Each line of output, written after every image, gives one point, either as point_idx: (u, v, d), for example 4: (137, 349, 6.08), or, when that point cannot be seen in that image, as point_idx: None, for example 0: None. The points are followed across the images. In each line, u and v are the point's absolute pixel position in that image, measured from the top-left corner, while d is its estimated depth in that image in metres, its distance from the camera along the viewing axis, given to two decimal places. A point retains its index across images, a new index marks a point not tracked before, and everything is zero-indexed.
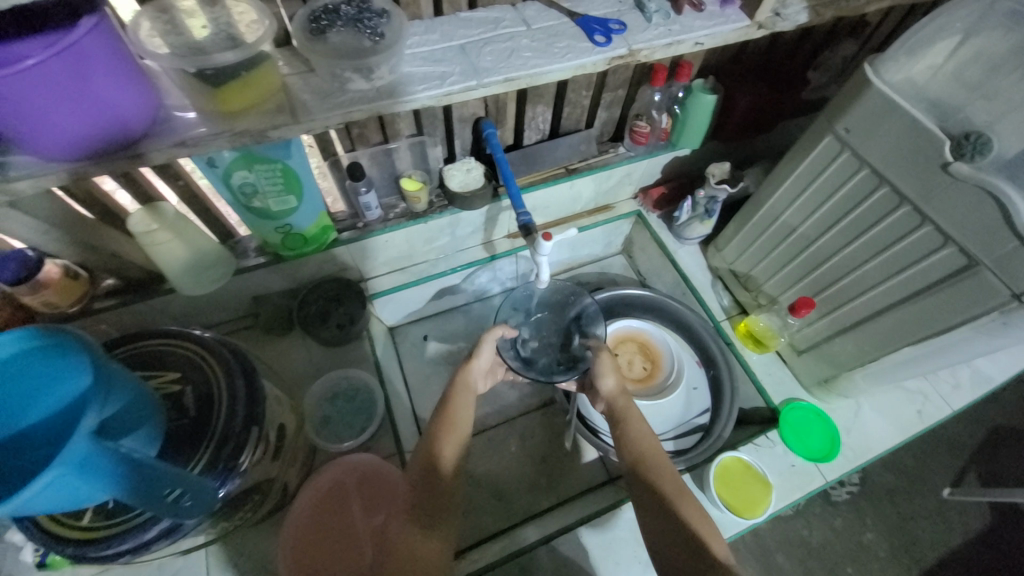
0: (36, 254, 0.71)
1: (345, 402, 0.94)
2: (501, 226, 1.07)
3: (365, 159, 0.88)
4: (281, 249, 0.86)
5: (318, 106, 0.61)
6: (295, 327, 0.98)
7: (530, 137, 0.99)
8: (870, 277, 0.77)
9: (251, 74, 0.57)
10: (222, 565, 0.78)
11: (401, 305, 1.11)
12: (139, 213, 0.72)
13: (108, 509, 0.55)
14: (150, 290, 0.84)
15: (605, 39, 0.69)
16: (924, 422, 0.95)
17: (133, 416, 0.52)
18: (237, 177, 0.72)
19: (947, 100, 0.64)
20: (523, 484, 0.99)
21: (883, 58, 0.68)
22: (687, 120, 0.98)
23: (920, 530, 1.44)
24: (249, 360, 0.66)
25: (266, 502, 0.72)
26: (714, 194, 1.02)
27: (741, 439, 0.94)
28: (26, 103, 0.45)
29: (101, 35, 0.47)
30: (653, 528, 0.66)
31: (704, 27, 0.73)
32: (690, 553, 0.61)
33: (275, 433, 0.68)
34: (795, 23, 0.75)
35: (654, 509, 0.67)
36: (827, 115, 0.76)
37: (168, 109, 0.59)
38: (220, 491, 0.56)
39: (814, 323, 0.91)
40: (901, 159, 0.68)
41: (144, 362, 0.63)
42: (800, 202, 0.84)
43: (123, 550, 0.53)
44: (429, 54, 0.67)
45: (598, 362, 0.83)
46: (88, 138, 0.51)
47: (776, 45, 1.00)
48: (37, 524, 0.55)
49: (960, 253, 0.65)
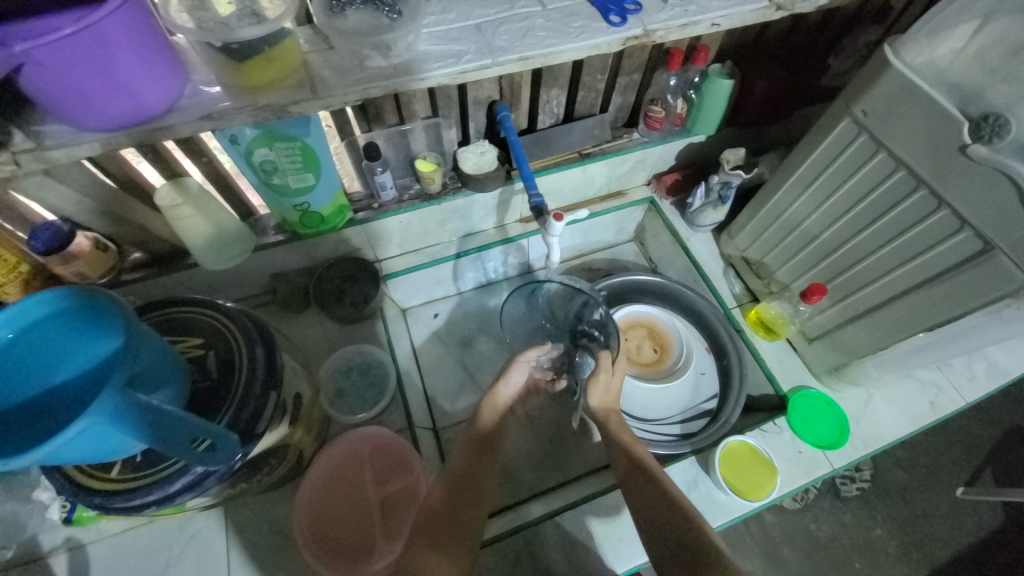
0: (68, 226, 0.75)
1: (358, 377, 0.97)
2: (513, 210, 1.08)
3: (381, 140, 0.89)
4: (298, 227, 0.89)
5: (337, 82, 0.63)
6: (311, 305, 1.01)
7: (544, 121, 0.99)
8: (885, 263, 0.77)
9: (274, 50, 0.59)
10: (239, 528, 0.81)
11: (414, 286, 1.13)
12: (165, 188, 0.76)
13: (135, 462, 0.58)
14: (175, 264, 0.87)
15: (620, 19, 0.70)
16: (937, 413, 0.94)
17: (161, 374, 0.54)
18: (258, 154, 0.74)
19: (969, 82, 0.63)
20: (530, 464, 1.01)
21: (903, 39, 0.67)
22: (702, 106, 0.98)
23: (932, 528, 1.43)
24: (269, 330, 0.68)
25: (282, 467, 0.75)
26: (728, 179, 1.01)
27: (748, 425, 0.95)
28: (62, 72, 0.47)
29: (133, 10, 0.49)
30: (646, 522, 0.68)
31: (720, 8, 0.73)
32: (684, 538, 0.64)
33: (291, 400, 0.71)
34: (815, 5, 0.75)
35: (648, 497, 0.70)
36: (844, 98, 0.75)
37: (195, 84, 0.61)
38: (240, 452, 0.59)
39: (825, 310, 0.90)
40: (919, 143, 0.67)
41: (172, 328, 0.66)
42: (814, 188, 0.83)
43: (149, 501, 0.56)
44: (446, 32, 0.68)
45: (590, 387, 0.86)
46: (119, 109, 0.54)
47: (796, 29, 0.98)
48: (68, 475, 0.58)
49: (976, 237, 0.64)
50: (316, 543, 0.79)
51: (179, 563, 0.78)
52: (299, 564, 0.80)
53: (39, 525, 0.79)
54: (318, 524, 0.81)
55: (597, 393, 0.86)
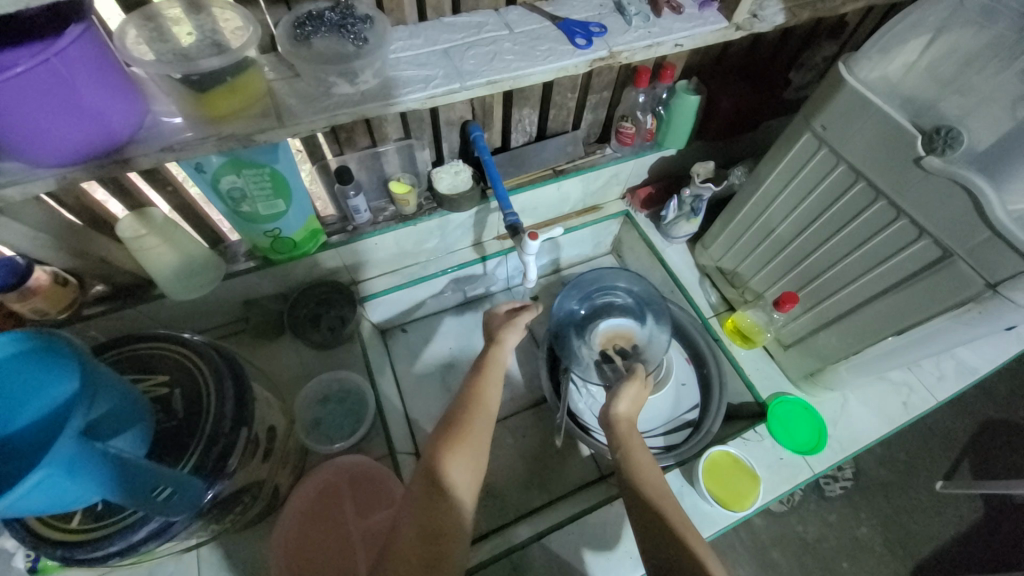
0: (25, 261, 0.72)
1: (336, 404, 0.95)
2: (490, 228, 1.08)
3: (354, 163, 0.89)
4: (270, 254, 0.87)
5: (304, 109, 0.62)
6: (286, 331, 0.98)
7: (517, 139, 1.00)
8: (851, 271, 0.79)
9: (237, 79, 0.58)
10: (214, 569, 0.78)
11: (393, 307, 1.12)
12: (127, 218, 0.73)
13: (96, 511, 0.55)
14: (141, 295, 0.85)
15: (586, 42, 0.71)
16: (910, 413, 0.96)
17: (123, 415, 0.52)
18: (224, 182, 0.73)
19: (921, 95, 0.66)
20: (516, 483, 0.99)
21: (856, 57, 0.70)
22: (671, 122, 1.01)
23: (914, 523, 1.46)
24: (238, 362, 0.66)
25: (257, 503, 0.72)
26: (700, 192, 1.03)
27: (730, 434, 0.96)
28: (14, 110, 0.45)
29: (89, 42, 0.48)
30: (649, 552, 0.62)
31: (683, 29, 0.75)
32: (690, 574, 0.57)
33: (265, 434, 0.68)
34: (773, 24, 0.78)
35: (654, 530, 0.63)
36: (805, 114, 0.77)
37: (156, 114, 0.59)
38: (208, 492, 0.56)
39: (798, 317, 0.92)
40: (877, 155, 0.69)
41: (134, 366, 0.63)
42: (781, 200, 0.86)
43: (112, 551, 0.53)
44: (414, 58, 0.68)
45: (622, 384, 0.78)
46: (74, 143, 0.52)
47: (758, 46, 1.02)
48: (26, 527, 0.55)
49: (934, 244, 0.66)
50: None
51: None
52: None
53: None
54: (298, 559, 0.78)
55: (626, 399, 0.77)
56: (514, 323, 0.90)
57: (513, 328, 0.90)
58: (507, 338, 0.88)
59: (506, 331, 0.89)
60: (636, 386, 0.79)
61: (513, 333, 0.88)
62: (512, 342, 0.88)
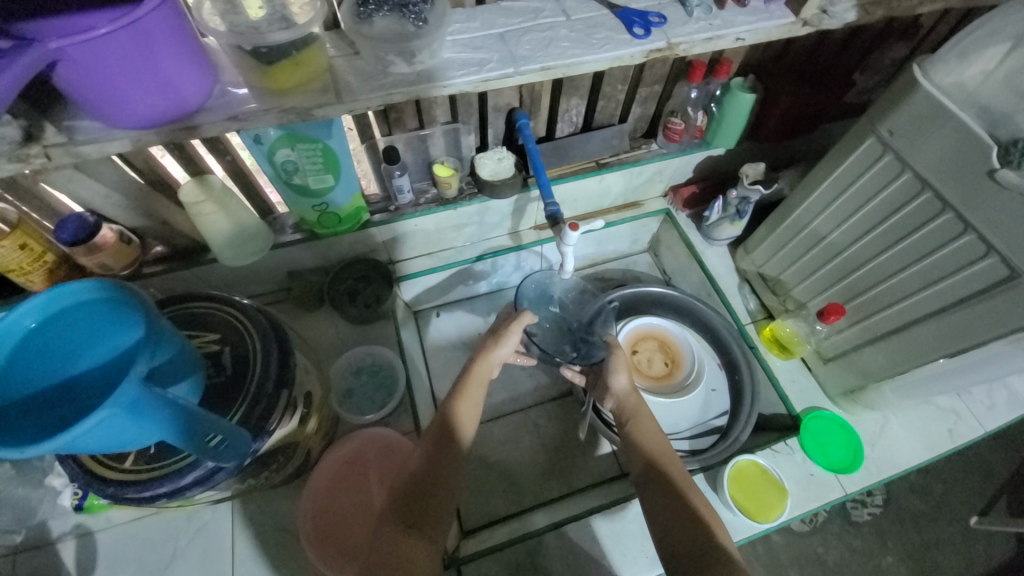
0: (94, 218, 0.77)
1: (368, 377, 0.98)
2: (528, 217, 1.08)
3: (401, 144, 0.90)
4: (316, 227, 0.90)
5: (361, 87, 0.64)
6: (325, 304, 1.02)
7: (563, 129, 1.00)
8: (906, 286, 0.75)
9: (301, 54, 0.60)
10: (245, 522, 0.82)
11: (426, 289, 1.14)
12: (188, 184, 0.77)
13: (148, 454, 0.58)
14: (195, 258, 0.89)
15: (644, 32, 0.70)
16: (955, 441, 0.91)
17: (179, 367, 0.55)
18: (280, 154, 0.76)
19: (998, 105, 0.63)
20: (535, 472, 1.00)
21: (933, 59, 0.66)
22: (723, 120, 0.97)
23: (945, 558, 1.39)
24: (283, 328, 0.69)
25: (289, 464, 0.76)
26: (747, 194, 1.00)
27: (759, 445, 0.93)
28: (97, 70, 0.48)
29: (167, 12, 0.50)
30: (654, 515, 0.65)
31: (746, 23, 0.72)
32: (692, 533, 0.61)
33: (302, 398, 0.71)
34: (843, 21, 0.73)
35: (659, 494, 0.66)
36: (870, 117, 0.74)
37: (223, 85, 0.62)
38: (253, 446, 0.60)
39: (843, 331, 0.89)
40: (947, 164, 0.65)
41: (189, 322, 0.67)
42: (835, 206, 0.82)
43: (160, 493, 0.57)
44: (470, 41, 0.69)
45: (611, 360, 0.85)
46: (148, 107, 0.55)
47: (822, 46, 0.97)
48: (82, 463, 0.59)
49: (1003, 263, 0.62)
50: (320, 542, 0.80)
51: (184, 555, 0.79)
52: (302, 562, 0.80)
53: (49, 511, 0.81)
54: (322, 522, 0.82)
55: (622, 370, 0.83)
56: (509, 337, 0.85)
57: (507, 341, 0.85)
58: (496, 352, 0.84)
59: (498, 345, 0.84)
60: (624, 357, 0.85)
61: (503, 348, 0.84)
62: (499, 358, 0.84)
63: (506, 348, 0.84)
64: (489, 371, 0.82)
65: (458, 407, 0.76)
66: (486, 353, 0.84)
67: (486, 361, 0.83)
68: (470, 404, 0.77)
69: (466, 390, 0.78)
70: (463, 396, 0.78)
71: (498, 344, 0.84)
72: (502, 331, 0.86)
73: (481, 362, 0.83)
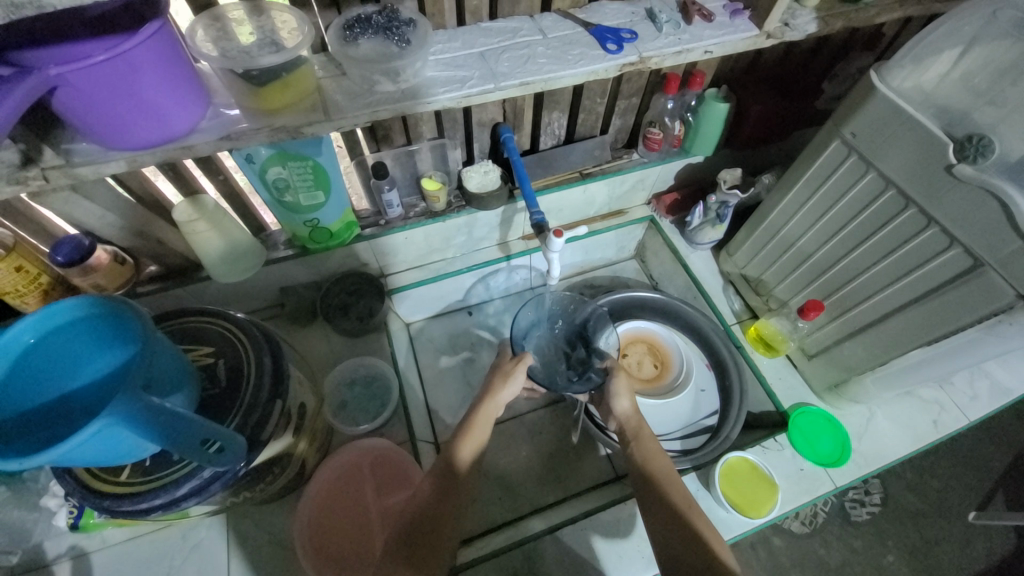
0: (89, 240, 0.78)
1: (362, 388, 0.99)
2: (516, 227, 1.11)
3: (389, 160, 0.93)
4: (308, 243, 0.92)
5: (349, 105, 0.67)
6: (318, 318, 1.03)
7: (546, 142, 1.03)
8: (878, 280, 0.78)
9: (290, 75, 0.63)
10: (242, 538, 0.82)
11: (419, 301, 1.15)
12: (182, 204, 0.79)
13: (144, 467, 0.59)
14: (189, 277, 0.91)
15: (617, 47, 0.74)
16: (940, 432, 0.93)
17: (174, 378, 0.57)
18: (271, 173, 0.78)
19: (954, 105, 0.66)
20: (531, 479, 1.01)
21: (889, 66, 0.70)
22: (699, 129, 1.02)
23: (944, 555, 1.40)
24: (277, 341, 0.70)
25: (283, 477, 0.76)
26: (725, 198, 1.04)
27: (749, 441, 0.95)
28: (93, 92, 0.51)
29: (162, 39, 0.53)
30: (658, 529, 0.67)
31: (713, 36, 0.77)
32: (692, 545, 0.63)
33: (296, 410, 0.73)
34: (804, 33, 0.79)
35: (659, 509, 0.68)
36: (834, 121, 0.78)
37: (216, 107, 0.65)
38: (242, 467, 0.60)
39: (824, 326, 0.91)
40: (907, 162, 0.69)
41: (185, 337, 0.68)
42: (809, 206, 0.86)
43: (156, 505, 0.58)
44: (451, 60, 0.72)
45: (612, 383, 0.85)
46: (143, 128, 0.57)
47: (790, 56, 1.03)
48: (77, 478, 0.60)
49: (965, 254, 0.66)
50: (317, 555, 0.80)
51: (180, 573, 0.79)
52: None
53: (44, 533, 0.80)
54: (318, 534, 0.82)
55: (625, 395, 0.84)
56: (515, 376, 0.86)
57: (513, 381, 0.86)
58: (502, 392, 0.85)
59: (506, 385, 0.85)
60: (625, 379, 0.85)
61: (509, 388, 0.85)
62: (504, 398, 0.85)
63: (512, 388, 0.85)
64: (494, 411, 0.84)
65: (463, 443, 0.79)
66: (492, 394, 0.85)
67: (493, 401, 0.84)
68: (473, 443, 0.79)
69: (470, 428, 0.80)
70: (468, 434, 0.80)
71: (505, 383, 0.85)
72: (508, 370, 0.87)
73: (488, 403, 0.84)
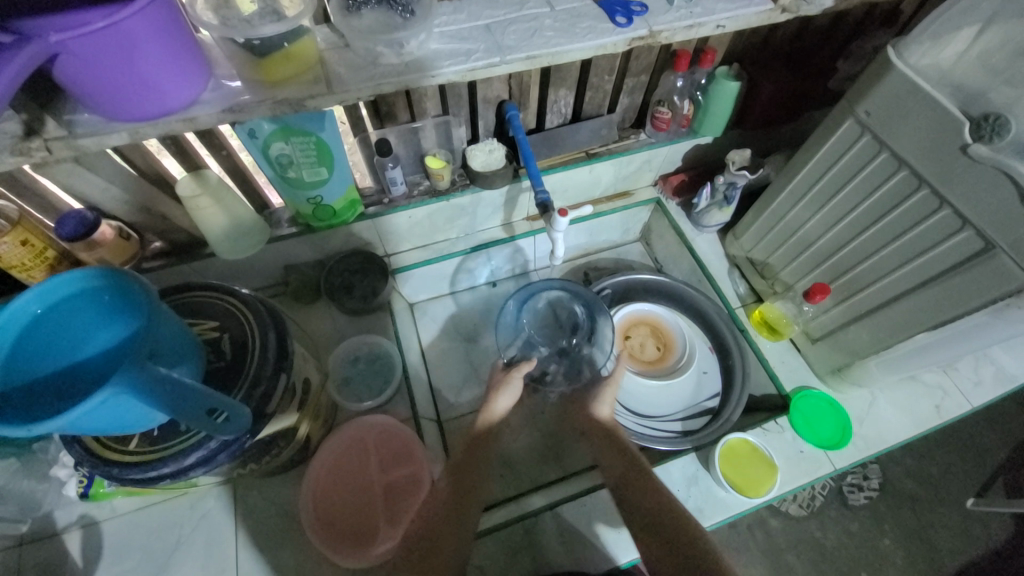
0: (93, 214, 0.78)
1: (366, 365, 0.99)
2: (520, 208, 1.10)
3: (393, 137, 0.92)
4: (312, 220, 0.91)
5: (352, 77, 0.66)
6: (322, 296, 1.04)
7: (552, 120, 1.02)
8: (886, 263, 0.77)
9: (292, 46, 0.62)
10: (248, 510, 0.84)
11: (422, 281, 1.15)
12: (185, 179, 0.79)
13: (152, 437, 0.60)
14: (193, 253, 0.91)
15: (626, 20, 0.72)
16: (942, 417, 0.93)
17: (180, 350, 0.57)
18: (274, 148, 0.77)
19: (972, 83, 0.64)
20: (532, 458, 1.02)
21: (907, 41, 0.68)
22: (709, 108, 0.99)
23: (940, 539, 1.41)
24: (281, 317, 0.71)
25: (287, 451, 0.77)
26: (734, 180, 1.02)
27: (750, 423, 0.95)
28: (93, 61, 0.50)
29: (162, 6, 0.52)
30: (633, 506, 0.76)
31: (726, 10, 0.74)
32: (666, 516, 0.72)
33: (300, 385, 0.73)
34: (820, 8, 0.76)
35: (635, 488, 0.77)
36: (848, 99, 0.76)
37: (218, 79, 0.64)
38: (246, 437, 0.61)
39: (829, 310, 0.91)
40: (921, 142, 0.67)
41: (191, 311, 0.69)
42: (819, 188, 0.84)
43: (164, 473, 0.59)
44: (456, 32, 0.71)
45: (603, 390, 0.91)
46: (145, 99, 0.56)
47: (805, 33, 1.00)
48: (86, 447, 0.61)
49: (977, 236, 0.65)
50: (322, 526, 0.82)
51: (188, 542, 0.81)
52: (305, 547, 0.82)
53: (55, 502, 0.82)
54: (324, 507, 0.84)
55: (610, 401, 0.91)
56: (510, 384, 0.90)
57: (508, 388, 0.89)
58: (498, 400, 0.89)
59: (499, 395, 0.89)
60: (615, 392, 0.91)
61: (504, 397, 0.89)
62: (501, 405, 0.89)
63: (508, 395, 0.89)
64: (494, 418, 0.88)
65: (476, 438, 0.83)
66: (487, 404, 0.88)
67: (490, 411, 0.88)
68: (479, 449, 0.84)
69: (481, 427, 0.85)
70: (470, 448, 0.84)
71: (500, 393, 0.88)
72: (501, 381, 0.91)
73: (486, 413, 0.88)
